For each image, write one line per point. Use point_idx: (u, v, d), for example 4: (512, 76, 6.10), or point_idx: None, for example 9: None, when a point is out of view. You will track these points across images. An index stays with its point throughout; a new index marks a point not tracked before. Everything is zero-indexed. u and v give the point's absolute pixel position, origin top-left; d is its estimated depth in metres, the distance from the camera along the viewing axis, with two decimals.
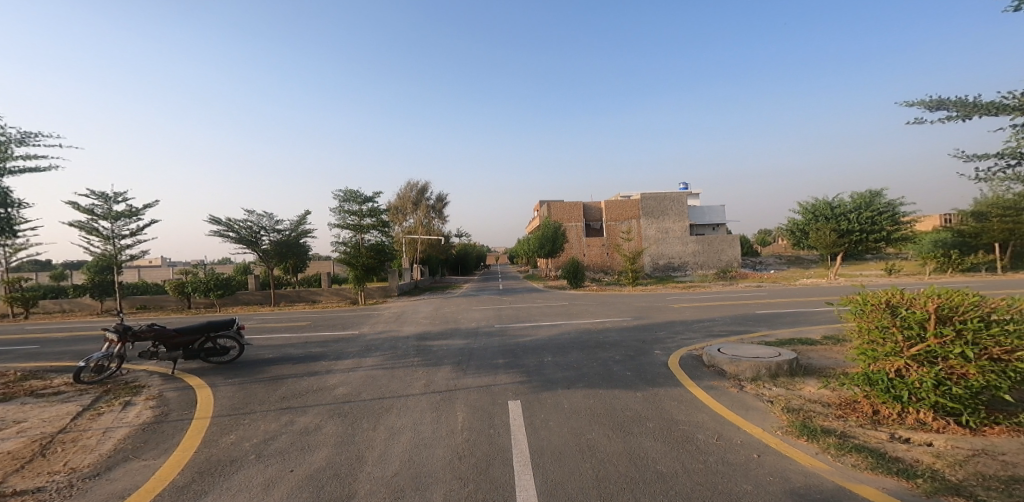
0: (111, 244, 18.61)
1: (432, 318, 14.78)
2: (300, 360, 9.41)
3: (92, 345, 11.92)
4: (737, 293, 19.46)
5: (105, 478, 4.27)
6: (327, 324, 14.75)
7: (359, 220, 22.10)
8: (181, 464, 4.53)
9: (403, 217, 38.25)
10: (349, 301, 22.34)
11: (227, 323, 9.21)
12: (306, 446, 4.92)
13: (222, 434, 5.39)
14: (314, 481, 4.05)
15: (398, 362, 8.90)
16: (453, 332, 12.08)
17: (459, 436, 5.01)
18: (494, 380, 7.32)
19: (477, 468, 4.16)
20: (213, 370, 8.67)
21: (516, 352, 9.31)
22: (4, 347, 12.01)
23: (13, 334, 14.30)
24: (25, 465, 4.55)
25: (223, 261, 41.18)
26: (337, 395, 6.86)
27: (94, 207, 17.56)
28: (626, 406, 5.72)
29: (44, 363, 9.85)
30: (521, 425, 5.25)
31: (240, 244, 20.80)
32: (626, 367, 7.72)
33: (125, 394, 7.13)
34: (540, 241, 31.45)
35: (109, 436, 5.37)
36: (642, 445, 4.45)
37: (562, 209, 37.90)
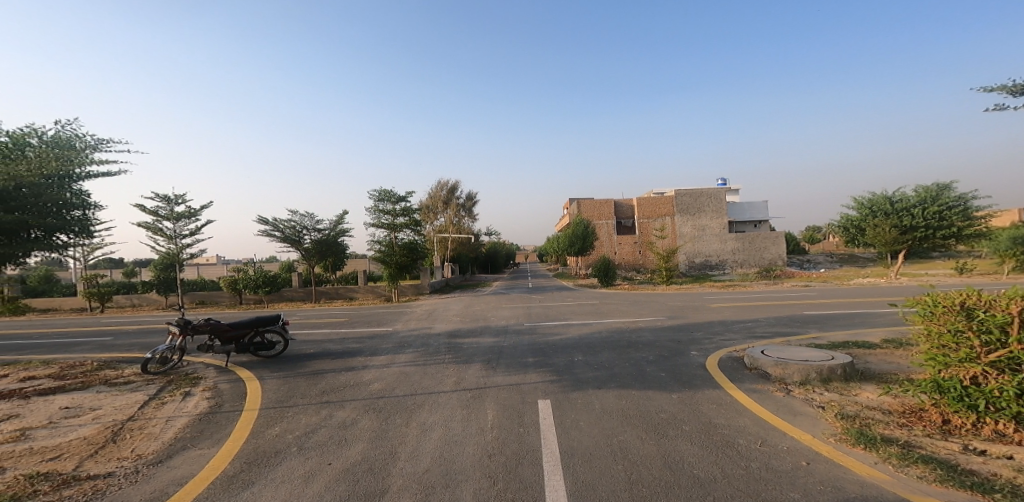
0: (174, 243, 19.76)
1: (462, 316, 14.76)
2: (337, 355, 9.63)
3: (155, 337, 12.70)
4: (782, 293, 18.48)
5: (166, 465, 4.40)
6: (363, 321, 15.10)
7: (393, 220, 22.47)
8: (231, 454, 4.65)
9: (434, 215, 38.61)
10: (383, 299, 22.86)
11: (274, 318, 9.55)
12: (343, 440, 4.95)
13: (269, 426, 5.52)
14: (348, 474, 4.04)
15: (430, 359, 8.93)
16: (483, 330, 12.03)
17: (489, 435, 4.91)
18: (526, 379, 7.19)
19: (506, 466, 4.05)
20: (261, 363, 8.98)
21: (547, 351, 9.15)
22: (80, 338, 12.96)
23: (88, 326, 15.40)
24: (98, 451, 4.76)
25: (267, 261, 43.09)
26: (372, 391, 6.94)
27: (159, 208, 18.66)
28: (661, 408, 5.45)
29: (116, 353, 10.55)
30: (551, 425, 5.10)
31: (284, 243, 21.64)
32: (661, 368, 7.40)
33: (183, 385, 7.47)
34: (570, 239, 30.98)
35: (170, 425, 5.60)
36: (678, 448, 4.19)
37: (593, 206, 37.28)
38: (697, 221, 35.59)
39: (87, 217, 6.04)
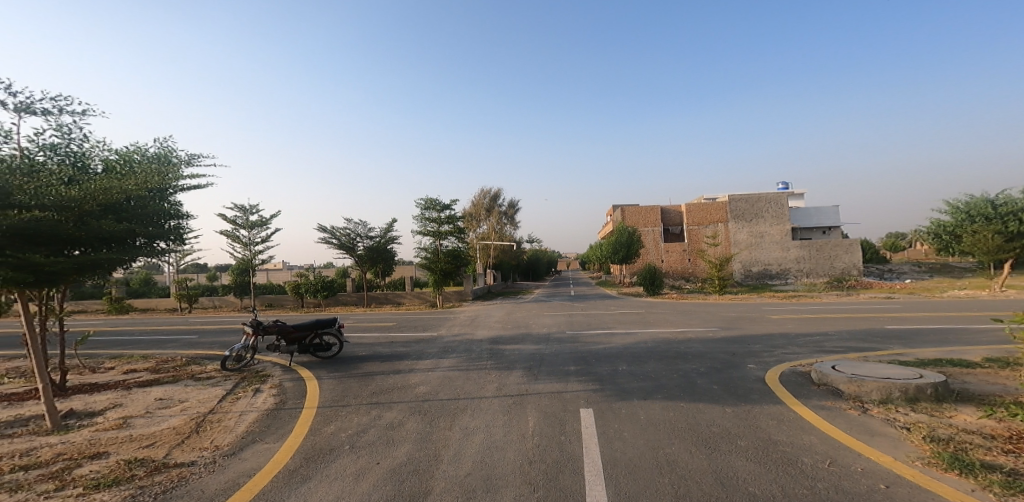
0: (248, 250, 21.57)
1: (504, 321, 14.87)
2: (386, 358, 10.20)
3: (232, 336, 14.04)
4: (856, 305, 17.12)
5: (238, 456, 4.91)
6: (410, 326, 15.80)
7: (438, 227, 23.18)
8: (293, 449, 5.11)
9: (477, 224, 39.00)
10: (428, 305, 23.68)
11: (330, 321, 10.40)
12: (391, 440, 5.33)
13: (324, 424, 6.01)
14: (396, 475, 4.36)
15: (473, 364, 9.18)
16: (526, 337, 11.53)
17: (529, 442, 5.07)
18: (566, 386, 7.13)
19: (546, 475, 4.18)
20: (319, 364, 9.70)
21: (589, 360, 8.57)
22: (171, 335, 14.61)
23: (176, 325, 17.26)
24: (184, 440, 5.39)
25: (326, 266, 45.90)
26: (418, 394, 7.34)
27: (236, 217, 20.48)
28: (713, 421, 5.13)
29: (200, 350, 11.82)
30: (593, 434, 5.13)
31: (340, 250, 23.01)
32: (712, 382, 6.62)
33: (253, 382, 8.24)
34: (613, 246, 30.51)
35: (242, 419, 6.24)
36: (730, 463, 4.07)
37: (637, 213, 36.21)
38: (754, 228, 33.67)
39: (177, 226, 6.84)
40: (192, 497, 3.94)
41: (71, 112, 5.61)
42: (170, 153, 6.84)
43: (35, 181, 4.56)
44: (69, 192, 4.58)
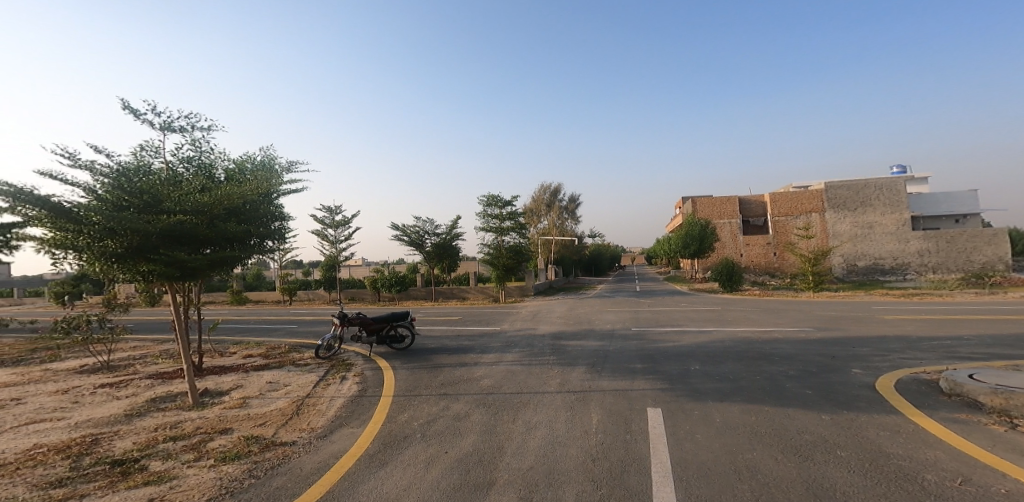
0: (334, 247, 23.23)
1: (566, 316, 14.53)
2: (453, 351, 10.42)
3: (322, 326, 15.26)
4: (997, 306, 14.31)
5: (328, 439, 5.18)
6: (474, 320, 16.09)
7: (500, 224, 23.25)
8: (373, 434, 5.31)
9: (537, 219, 38.10)
10: (492, 299, 23.99)
11: (404, 314, 10.90)
12: (457, 431, 5.37)
13: (399, 412, 6.19)
14: (461, 464, 4.35)
15: (536, 359, 9.07)
16: (589, 332, 11.04)
17: (593, 439, 4.87)
18: (632, 384, 6.74)
19: (610, 473, 3.98)
20: (393, 355, 10.15)
21: (657, 357, 7.85)
22: (274, 324, 16.23)
23: (276, 315, 19.12)
24: (288, 421, 5.80)
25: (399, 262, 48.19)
26: (482, 387, 7.36)
27: (323, 217, 22.13)
28: (806, 426, 4.52)
29: (297, 338, 12.96)
30: (661, 435, 4.80)
31: (410, 247, 24.01)
32: (806, 385, 5.72)
33: (341, 370, 8.78)
34: (684, 240, 28.72)
35: (332, 403, 6.62)
36: (827, 474, 3.59)
37: (711, 206, 33.12)
38: (860, 217, 29.85)
39: (285, 227, 7.51)
40: (292, 474, 4.18)
41: (200, 128, 6.23)
42: (273, 161, 7.45)
43: (177, 191, 5.28)
44: (203, 198, 5.27)
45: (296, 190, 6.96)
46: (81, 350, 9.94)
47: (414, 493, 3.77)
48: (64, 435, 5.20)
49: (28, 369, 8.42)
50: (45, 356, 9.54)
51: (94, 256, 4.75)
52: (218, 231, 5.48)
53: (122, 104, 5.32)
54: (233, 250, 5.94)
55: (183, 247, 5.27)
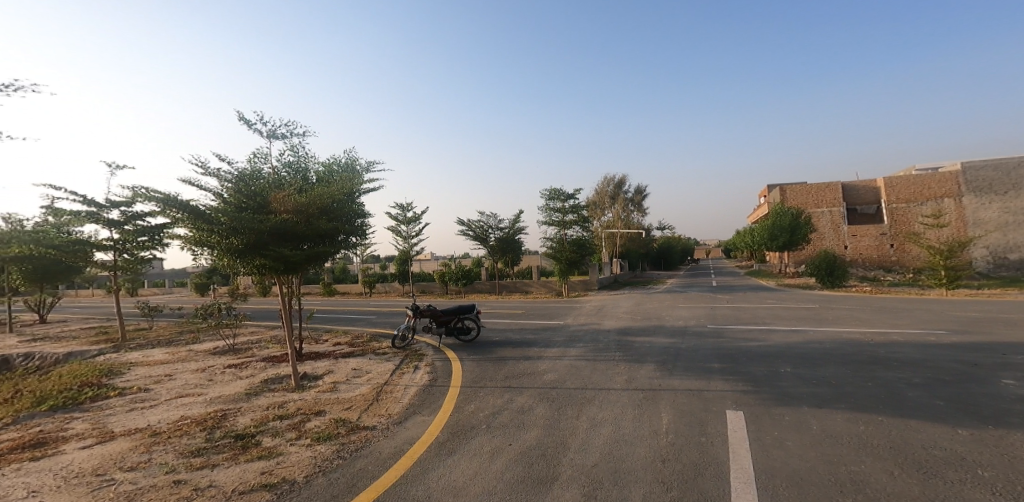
0: (405, 243, 24.20)
1: (634, 311, 13.93)
2: (517, 344, 10.34)
3: (395, 317, 15.94)
4: None
5: (404, 425, 5.26)
6: (538, 314, 15.94)
7: (562, 217, 22.93)
8: (442, 423, 5.32)
9: (601, 212, 36.77)
10: (555, 293, 23.69)
11: (470, 307, 11.00)
12: (521, 424, 5.22)
13: (465, 403, 6.18)
14: (524, 457, 4.19)
15: (601, 354, 8.73)
16: (659, 328, 10.45)
17: (663, 439, 4.50)
18: (707, 385, 6.20)
19: (682, 475, 3.63)
20: (459, 346, 10.29)
21: (739, 357, 7.21)
22: (354, 315, 17.24)
23: (354, 307, 20.33)
24: (370, 406, 5.99)
25: (466, 256, 49.26)
26: (546, 381, 7.17)
27: (394, 214, 23.11)
28: (932, 441, 3.84)
29: (372, 328, 13.62)
30: (743, 439, 4.33)
31: (475, 241, 24.37)
32: (934, 395, 4.90)
33: (414, 359, 9.04)
34: (771, 232, 25.84)
35: (406, 392, 6.76)
36: (961, 496, 2.99)
37: (805, 193, 29.46)
38: (1011, 202, 24.60)
39: (368, 223, 7.93)
40: (372, 457, 4.26)
41: (295, 134, 6.68)
42: (355, 161, 7.82)
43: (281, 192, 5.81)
44: (301, 198, 5.78)
45: (376, 189, 7.27)
46: (204, 334, 11.15)
47: (478, 484, 3.65)
48: (202, 409, 5.78)
49: (178, 349, 9.61)
50: (190, 337, 10.91)
51: (223, 251, 5.55)
52: (315, 229, 5.96)
53: (238, 117, 5.94)
54: (329, 247, 6.36)
55: (289, 244, 5.85)
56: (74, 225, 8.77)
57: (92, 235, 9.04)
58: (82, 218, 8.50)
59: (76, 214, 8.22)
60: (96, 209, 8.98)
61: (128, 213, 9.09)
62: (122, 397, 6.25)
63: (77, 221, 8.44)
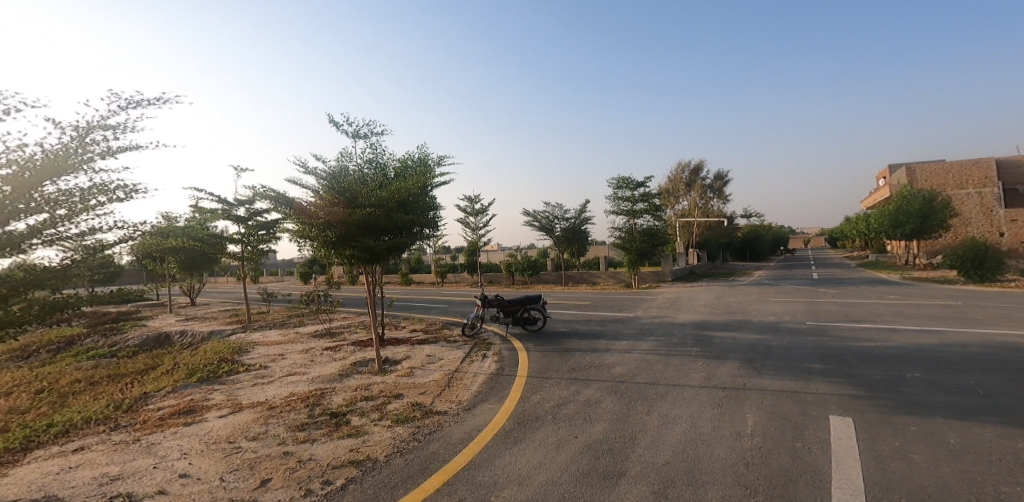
0: (474, 233, 24.70)
1: (713, 305, 13.10)
2: (584, 336, 10.15)
3: (465, 306, 16.36)
4: None
5: (472, 412, 5.35)
6: (606, 305, 15.57)
7: (632, 206, 22.10)
8: (508, 411, 5.34)
9: (675, 200, 35.03)
10: (624, 285, 23.00)
11: (536, 297, 10.99)
12: (588, 417, 5.09)
13: (531, 393, 6.15)
14: (590, 451, 4.06)
15: (674, 349, 8.30)
16: (743, 323, 9.73)
17: (748, 442, 4.15)
18: (806, 386, 5.66)
19: (769, 481, 3.33)
20: (527, 337, 10.32)
21: (844, 358, 6.50)
22: (426, 303, 17.96)
23: (427, 295, 21.18)
24: (441, 392, 6.17)
25: (531, 247, 49.37)
26: (615, 374, 6.95)
27: (463, 206, 23.63)
28: None
29: (443, 317, 14.09)
30: (850, 448, 3.87)
31: (541, 232, 24.29)
32: None
33: (482, 348, 9.20)
34: (895, 218, 21.73)
35: (475, 379, 6.89)
36: None
37: (941, 174, 25.50)
38: None
39: (440, 216, 8.14)
40: (444, 441, 4.38)
41: (374, 133, 6.99)
42: (428, 157, 8.04)
43: (364, 187, 6.08)
44: (382, 192, 6.02)
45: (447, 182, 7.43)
46: (296, 319, 12.18)
47: (542, 473, 3.60)
48: (306, 386, 6.32)
49: (287, 330, 10.63)
50: (295, 321, 12.02)
51: (320, 243, 6.06)
52: (394, 222, 6.21)
53: (329, 121, 6.34)
54: (405, 238, 6.63)
55: (372, 235, 6.19)
56: (211, 222, 9.95)
57: (225, 230, 10.22)
58: (218, 215, 9.62)
59: (214, 211, 9.32)
60: (228, 207, 10.12)
61: (251, 209, 10.10)
62: (249, 372, 7.01)
63: (214, 218, 9.58)
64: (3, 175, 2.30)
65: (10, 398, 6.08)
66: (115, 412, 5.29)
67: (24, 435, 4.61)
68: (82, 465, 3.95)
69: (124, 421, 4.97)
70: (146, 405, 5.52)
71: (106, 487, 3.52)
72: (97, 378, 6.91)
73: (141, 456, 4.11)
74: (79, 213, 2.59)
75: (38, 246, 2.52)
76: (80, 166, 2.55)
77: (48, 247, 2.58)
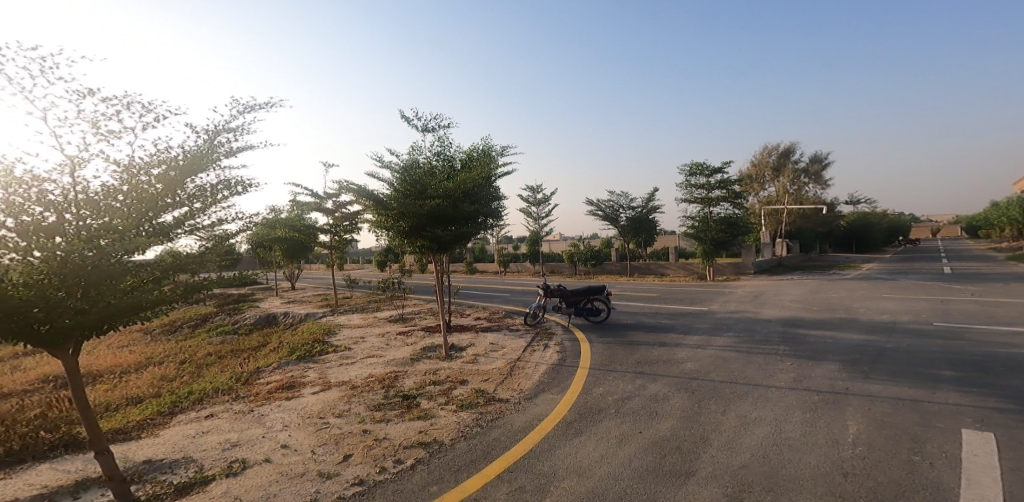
0: (535, 223, 24.58)
1: (803, 300, 11.97)
2: (652, 329, 9.71)
3: (527, 296, 16.36)
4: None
5: (533, 401, 5.26)
6: (676, 298, 14.83)
7: (707, 193, 20.78)
8: (569, 403, 5.18)
9: (759, 185, 32.68)
10: (697, 277, 21.79)
11: (600, 288, 10.68)
12: (654, 412, 4.79)
13: (594, 385, 5.94)
14: (655, 448, 3.80)
15: (756, 346, 7.68)
16: (849, 322, 8.76)
17: (846, 450, 3.68)
18: (932, 395, 4.97)
19: (872, 495, 2.92)
20: (590, 328, 10.07)
21: (986, 366, 5.62)
22: (490, 292, 18.20)
23: (491, 284, 21.48)
24: (504, 380, 6.16)
25: (595, 237, 48.35)
26: (686, 370, 6.54)
27: (525, 196, 23.54)
28: None
29: (507, 306, 14.18)
30: (986, 466, 3.30)
31: (605, 221, 23.62)
32: None
33: (543, 338, 9.12)
34: None
35: (536, 369, 6.79)
36: None
37: None
38: None
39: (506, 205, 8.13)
40: (505, 429, 4.33)
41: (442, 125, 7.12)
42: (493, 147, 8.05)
43: (432, 178, 6.20)
44: (449, 183, 6.09)
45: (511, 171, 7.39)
46: (369, 305, 12.84)
47: (604, 467, 3.42)
48: (381, 369, 6.61)
49: (366, 315, 11.25)
50: (376, 306, 12.70)
51: (394, 233, 6.32)
52: (459, 212, 6.21)
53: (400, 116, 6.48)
54: (471, 228, 6.59)
55: (440, 225, 6.28)
56: (304, 213, 10.73)
57: (316, 221, 10.97)
58: (310, 208, 10.34)
59: (307, 203, 10.03)
60: (319, 199, 10.82)
61: (338, 202, 10.73)
62: (336, 353, 7.50)
63: (307, 211, 10.31)
64: (157, 173, 2.53)
65: (160, 366, 7.02)
66: (236, 384, 5.90)
67: (172, 400, 5.27)
68: (212, 431, 4.42)
69: (243, 393, 5.52)
70: (258, 379, 6.09)
71: (227, 453, 3.90)
72: (223, 352, 7.76)
73: (255, 426, 4.52)
74: (213, 205, 2.81)
75: (181, 236, 2.77)
76: (211, 162, 2.77)
77: (189, 235, 2.83)
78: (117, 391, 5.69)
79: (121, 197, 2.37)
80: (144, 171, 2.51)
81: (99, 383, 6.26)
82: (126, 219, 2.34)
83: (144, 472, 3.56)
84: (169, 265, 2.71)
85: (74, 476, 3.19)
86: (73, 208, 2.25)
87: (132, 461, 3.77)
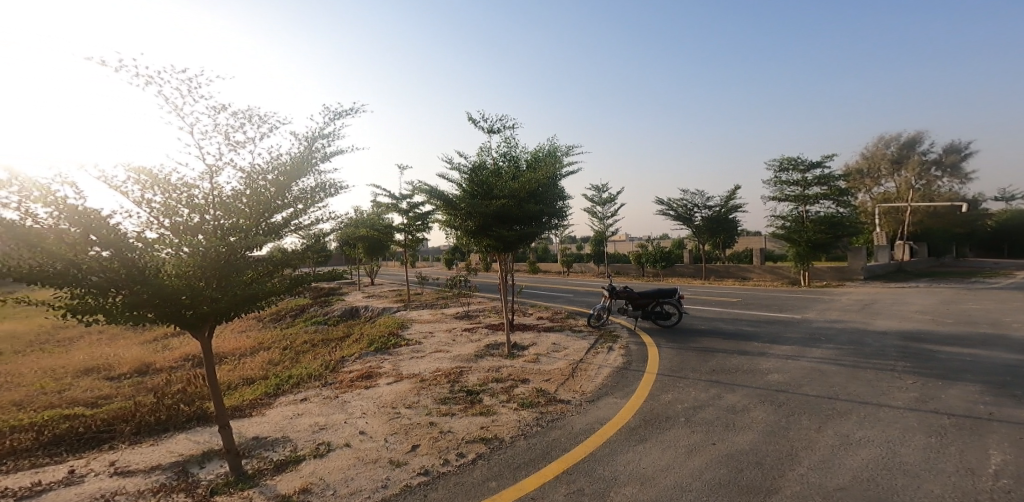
0: (601, 223, 23.96)
1: (933, 313, 10.30)
2: (730, 336, 8.96)
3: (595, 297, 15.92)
4: None
5: (595, 404, 5.01)
6: (761, 304, 13.62)
7: (802, 191, 18.99)
8: (633, 408, 4.85)
9: (873, 181, 29.22)
10: (790, 281, 19.89)
11: (672, 291, 10.06)
12: (731, 424, 4.33)
13: (662, 391, 5.54)
14: (732, 461, 3.40)
15: (859, 361, 6.77)
16: (985, 340, 7.43)
17: (982, 479, 3.04)
18: None
19: None
20: (659, 332, 9.53)
21: None
22: (556, 292, 17.97)
23: (557, 284, 21.23)
24: (566, 381, 5.95)
25: (667, 238, 46.20)
26: (771, 382, 5.91)
27: (592, 196, 23.01)
28: None
29: (574, 306, 13.88)
30: None
31: (677, 221, 22.44)
32: None
33: (607, 340, 8.75)
34: None
35: (600, 371, 6.50)
36: None
37: None
38: None
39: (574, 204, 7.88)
40: (565, 430, 4.12)
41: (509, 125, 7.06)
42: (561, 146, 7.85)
43: (498, 179, 6.15)
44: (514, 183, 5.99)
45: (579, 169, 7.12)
46: (437, 302, 13.20)
47: (671, 476, 3.12)
48: (447, 363, 6.68)
49: (434, 311, 11.56)
50: (443, 302, 13.03)
51: (462, 233, 6.39)
52: (525, 212, 6.10)
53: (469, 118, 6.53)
54: (536, 228, 6.45)
55: (506, 226, 6.23)
56: (382, 214, 11.24)
57: (392, 220, 11.45)
58: (387, 209, 10.82)
59: (385, 205, 10.48)
60: (395, 200, 11.28)
61: (411, 202, 11.11)
62: (408, 346, 7.73)
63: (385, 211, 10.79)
64: (271, 178, 2.61)
65: (268, 351, 7.70)
66: (324, 370, 6.27)
67: (276, 383, 5.70)
68: (305, 414, 4.69)
69: (329, 379, 5.84)
70: (343, 367, 6.42)
71: (317, 435, 4.10)
72: (317, 340, 8.33)
73: (339, 412, 4.73)
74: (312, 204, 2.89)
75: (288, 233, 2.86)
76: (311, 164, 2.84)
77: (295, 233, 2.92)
78: (237, 371, 6.27)
79: (246, 199, 2.49)
80: (262, 176, 2.61)
81: (223, 363, 6.98)
82: (250, 218, 2.46)
83: (252, 448, 3.83)
84: (278, 260, 2.83)
85: (202, 446, 3.48)
86: (211, 210, 2.40)
87: (243, 437, 4.08)
